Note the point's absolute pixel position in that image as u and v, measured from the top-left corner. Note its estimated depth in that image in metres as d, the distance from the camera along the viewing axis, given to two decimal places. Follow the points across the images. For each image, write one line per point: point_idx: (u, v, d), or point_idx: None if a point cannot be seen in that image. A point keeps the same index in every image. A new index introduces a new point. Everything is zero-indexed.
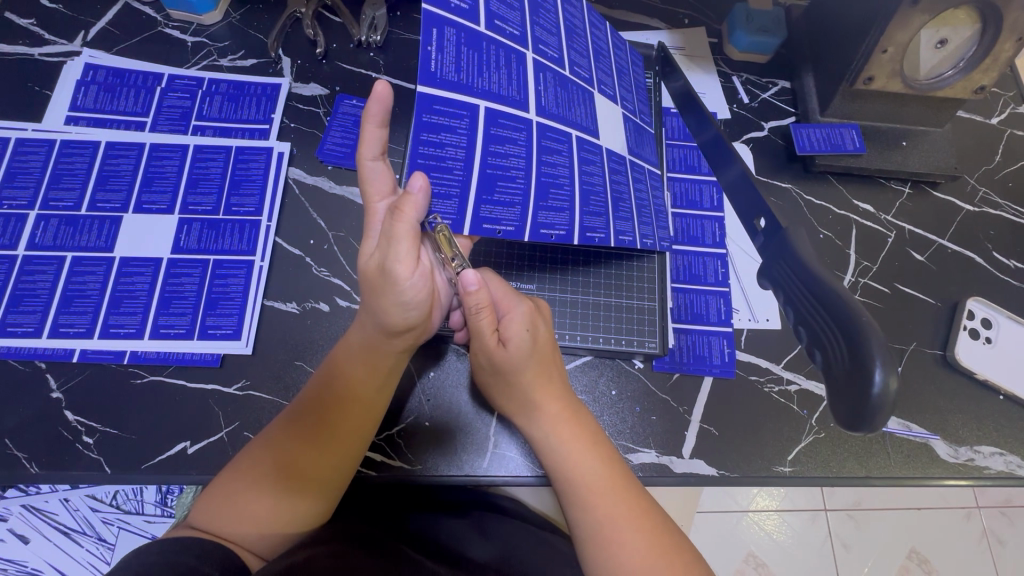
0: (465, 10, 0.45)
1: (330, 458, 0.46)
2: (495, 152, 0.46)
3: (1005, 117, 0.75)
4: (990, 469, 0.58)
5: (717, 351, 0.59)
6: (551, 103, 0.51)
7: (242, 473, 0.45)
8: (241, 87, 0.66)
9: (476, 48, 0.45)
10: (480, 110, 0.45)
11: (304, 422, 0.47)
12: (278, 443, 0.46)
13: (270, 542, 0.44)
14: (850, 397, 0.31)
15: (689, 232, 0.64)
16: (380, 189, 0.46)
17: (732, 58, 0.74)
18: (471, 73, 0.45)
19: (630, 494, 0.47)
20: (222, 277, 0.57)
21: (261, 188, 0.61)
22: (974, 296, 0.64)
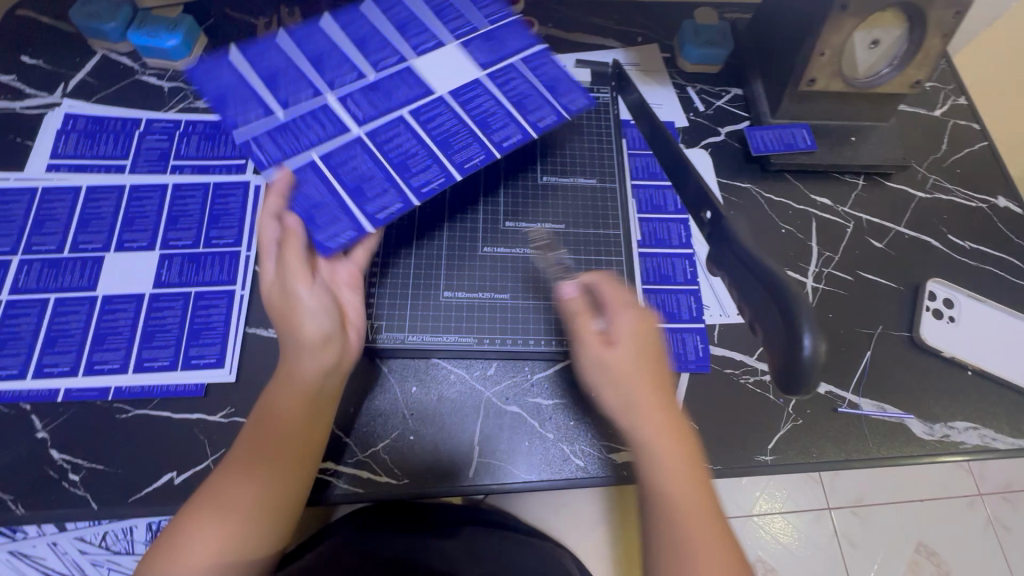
0: (257, 116, 0.50)
1: (266, 502, 0.46)
2: (359, 193, 0.49)
3: (947, 108, 0.79)
4: (966, 444, 0.59)
5: (691, 347, 0.61)
6: (414, 141, 0.52)
7: (179, 529, 0.45)
8: (217, 125, 0.68)
9: (289, 131, 0.50)
10: (320, 166, 0.50)
11: (251, 456, 0.47)
12: (229, 482, 0.46)
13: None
14: (786, 363, 0.33)
15: (656, 235, 0.66)
16: (273, 236, 0.50)
17: (685, 71, 0.78)
18: (286, 149, 0.49)
19: (717, 520, 0.45)
20: (203, 308, 0.59)
21: (239, 220, 0.63)
22: (934, 279, 0.67)
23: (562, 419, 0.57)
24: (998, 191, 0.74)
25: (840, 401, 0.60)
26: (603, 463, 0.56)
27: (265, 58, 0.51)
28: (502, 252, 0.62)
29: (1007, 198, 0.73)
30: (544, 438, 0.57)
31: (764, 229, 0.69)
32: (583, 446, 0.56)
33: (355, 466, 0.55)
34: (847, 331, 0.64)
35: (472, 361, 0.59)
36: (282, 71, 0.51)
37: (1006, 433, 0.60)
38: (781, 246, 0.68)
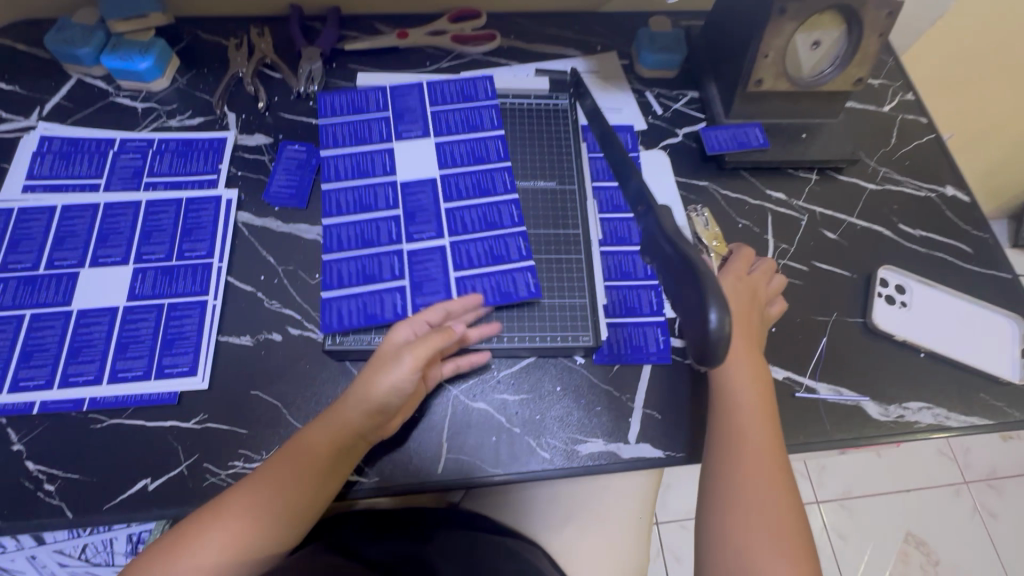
0: (395, 312, 0.59)
1: (248, 550, 0.47)
2: (498, 260, 0.63)
3: (895, 104, 0.82)
4: (920, 424, 0.62)
5: (652, 340, 0.63)
6: (480, 220, 0.65)
7: (195, 525, 0.47)
8: (189, 143, 0.70)
9: (418, 290, 0.61)
10: (450, 277, 0.62)
11: (296, 463, 0.50)
12: (264, 486, 0.49)
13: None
14: (700, 336, 0.40)
15: (617, 233, 0.68)
16: (434, 315, 0.57)
17: (643, 76, 0.81)
18: (429, 293, 0.61)
19: (772, 443, 0.53)
20: (176, 318, 0.60)
21: (212, 233, 0.65)
22: (886, 266, 0.69)
23: (528, 413, 0.59)
24: (946, 181, 0.77)
25: (798, 386, 0.63)
26: (567, 454, 0.57)
27: (337, 276, 0.61)
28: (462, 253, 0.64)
29: (955, 187, 0.76)
30: (510, 432, 0.58)
31: (721, 225, 0.71)
32: (548, 439, 0.58)
33: None
34: (803, 320, 0.66)
35: None
36: (348, 241, 0.63)
37: (958, 412, 0.62)
38: (739, 240, 0.71)
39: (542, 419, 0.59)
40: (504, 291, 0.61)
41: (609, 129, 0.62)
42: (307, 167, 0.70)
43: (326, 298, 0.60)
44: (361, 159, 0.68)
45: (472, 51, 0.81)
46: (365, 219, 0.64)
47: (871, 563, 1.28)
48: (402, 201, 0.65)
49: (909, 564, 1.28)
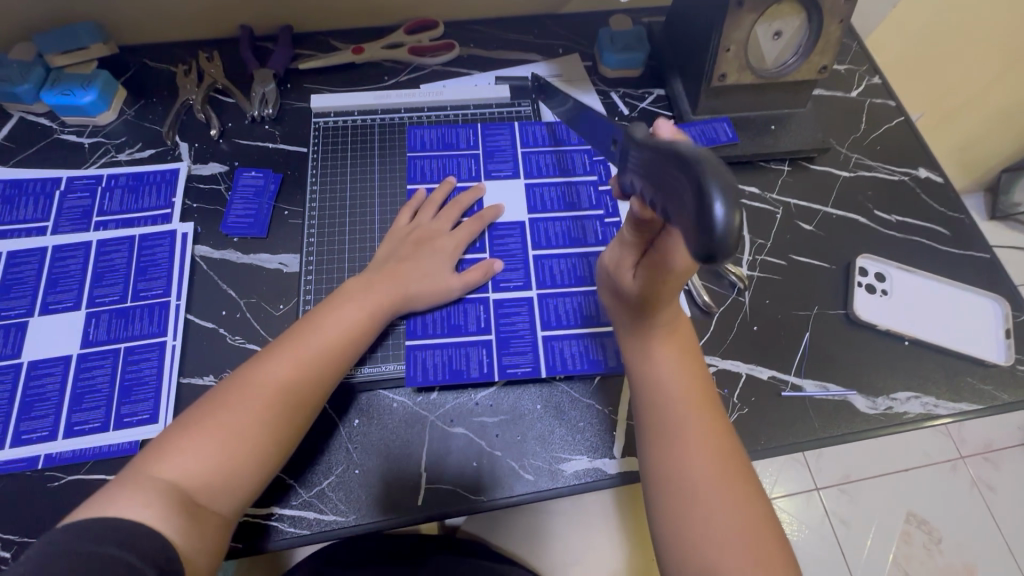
0: (482, 371, 0.59)
1: (253, 442, 0.47)
2: (581, 280, 0.64)
3: (863, 89, 0.81)
4: (909, 414, 0.60)
5: (612, 352, 0.60)
6: (570, 273, 0.64)
7: (183, 430, 0.46)
8: (140, 177, 0.67)
9: (506, 346, 0.60)
10: (538, 335, 0.61)
11: (290, 355, 0.51)
12: (261, 375, 0.50)
13: (186, 536, 0.42)
14: (699, 235, 0.30)
15: (571, 234, 0.66)
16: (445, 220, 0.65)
17: (608, 77, 0.80)
18: (517, 351, 0.60)
19: (719, 440, 0.48)
20: (133, 363, 0.57)
21: (168, 270, 0.62)
22: (865, 254, 0.68)
23: (510, 436, 0.57)
24: (918, 163, 0.76)
25: (784, 385, 0.61)
26: (553, 474, 0.55)
27: (423, 325, 0.60)
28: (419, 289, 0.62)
29: (928, 169, 0.76)
30: (492, 456, 0.56)
31: None
32: (532, 460, 0.56)
33: (300, 507, 0.53)
34: (785, 315, 0.65)
35: (412, 387, 0.59)
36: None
37: (946, 398, 0.61)
38: None
39: (523, 439, 0.57)
40: (591, 358, 0.60)
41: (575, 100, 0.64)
42: (267, 194, 0.67)
43: (411, 345, 0.59)
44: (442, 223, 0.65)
45: (430, 62, 0.79)
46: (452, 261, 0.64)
47: (875, 545, 1.28)
48: (490, 245, 0.65)
49: (911, 543, 1.28)
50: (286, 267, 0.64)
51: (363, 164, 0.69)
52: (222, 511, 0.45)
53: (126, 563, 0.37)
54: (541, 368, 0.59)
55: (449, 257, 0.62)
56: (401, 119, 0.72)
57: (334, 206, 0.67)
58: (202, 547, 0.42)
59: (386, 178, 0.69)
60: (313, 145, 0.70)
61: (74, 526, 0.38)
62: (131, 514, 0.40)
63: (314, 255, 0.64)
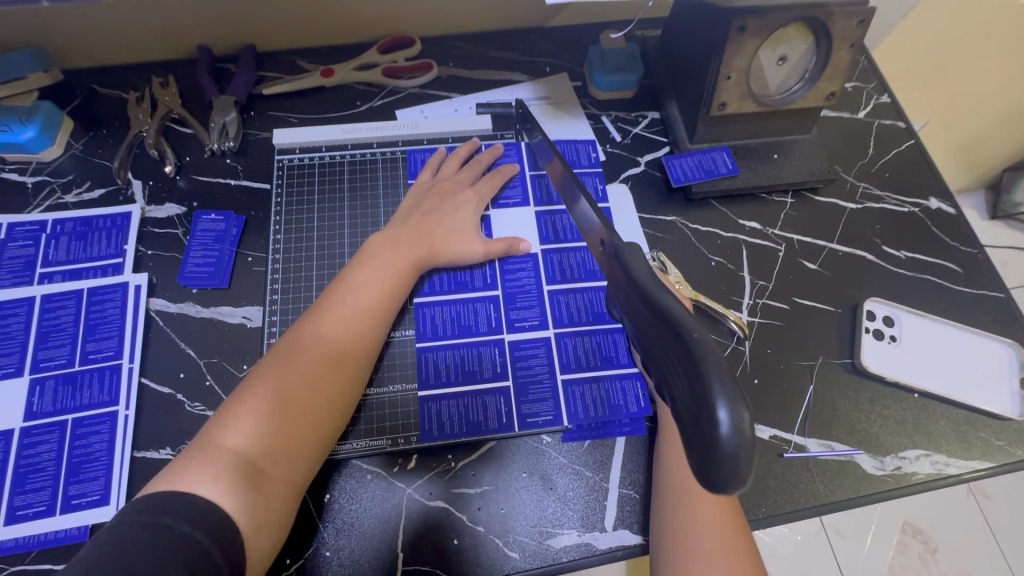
0: (500, 422, 0.55)
1: (308, 404, 0.47)
2: (599, 319, 0.60)
3: (871, 108, 0.76)
4: (919, 475, 0.57)
5: (633, 398, 0.57)
6: (587, 310, 0.60)
7: (239, 400, 0.46)
8: (89, 222, 0.62)
9: (524, 394, 0.56)
10: (558, 380, 0.57)
11: (337, 316, 0.51)
12: (310, 336, 0.49)
13: (249, 513, 0.41)
14: (699, 445, 0.27)
15: (585, 266, 0.62)
16: (467, 176, 0.64)
17: (599, 99, 0.74)
18: (536, 399, 0.56)
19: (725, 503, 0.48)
20: (82, 437, 0.53)
21: (119, 329, 0.57)
22: (872, 297, 0.64)
23: (493, 508, 0.53)
24: (929, 192, 0.71)
25: (786, 445, 0.57)
26: (540, 552, 0.51)
27: (435, 371, 0.56)
28: (410, 335, 0.58)
29: (940, 199, 0.71)
30: (473, 532, 0.52)
31: (692, 264, 0.65)
32: (517, 536, 0.52)
33: None
34: (788, 366, 0.61)
35: (391, 456, 0.54)
36: (443, 328, 0.58)
37: (958, 456, 0.58)
38: (713, 280, 0.65)
39: (509, 511, 0.52)
40: (612, 404, 0.56)
41: (551, 145, 0.58)
42: (228, 239, 0.62)
43: (424, 397, 0.56)
44: (460, 309, 0.59)
45: (407, 84, 0.72)
46: (460, 301, 0.60)
47: (871, 554, 1.21)
48: (501, 282, 0.61)
49: (908, 554, 1.20)
50: (249, 321, 0.59)
51: (332, 206, 0.64)
52: (284, 476, 0.44)
53: (193, 540, 0.36)
54: (563, 417, 0.56)
55: (471, 213, 0.62)
56: (398, 152, 0.67)
57: (299, 251, 0.61)
58: (265, 517, 0.42)
59: (355, 221, 0.63)
60: (276, 185, 0.64)
61: (146, 496, 0.38)
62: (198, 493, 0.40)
63: (278, 309, 0.59)
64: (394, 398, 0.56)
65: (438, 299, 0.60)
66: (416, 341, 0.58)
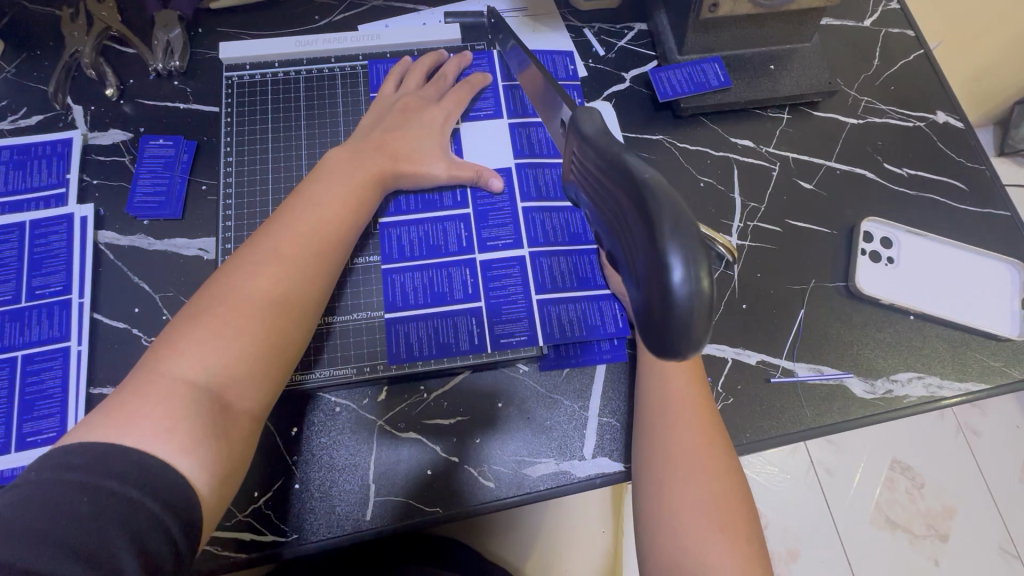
0: (472, 343, 0.52)
1: (266, 333, 0.43)
2: (575, 240, 0.56)
3: (878, 16, 0.70)
4: (910, 398, 0.55)
5: (610, 317, 0.54)
6: (563, 230, 0.56)
7: (187, 329, 0.42)
8: (27, 150, 0.57)
9: (497, 314, 0.53)
10: (533, 300, 0.54)
11: (293, 239, 0.47)
12: (261, 260, 0.45)
13: (210, 464, 0.38)
14: (655, 296, 0.26)
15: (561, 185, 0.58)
16: (434, 91, 0.59)
17: (580, 10, 0.67)
18: (510, 320, 0.53)
19: (708, 431, 0.46)
20: (34, 373, 0.50)
21: (66, 262, 0.53)
22: (870, 217, 0.60)
23: (469, 438, 0.51)
24: (937, 105, 0.66)
25: (774, 370, 0.55)
26: (516, 481, 0.50)
27: (403, 294, 0.53)
28: (375, 261, 0.54)
29: (947, 112, 0.66)
30: (448, 462, 0.50)
31: (678, 186, 0.61)
32: (493, 465, 0.50)
33: (236, 528, 0.47)
34: (777, 290, 0.57)
35: (357, 386, 0.51)
36: (410, 249, 0.55)
37: (951, 378, 0.56)
38: (702, 203, 0.61)
39: (482, 441, 0.51)
40: (589, 324, 0.54)
41: (524, 48, 0.53)
42: (178, 167, 0.57)
43: (390, 319, 0.53)
44: (429, 230, 0.56)
45: None
46: (428, 221, 0.56)
47: (861, 492, 1.16)
48: (472, 201, 0.57)
49: (895, 490, 1.16)
50: (206, 253, 0.55)
51: (288, 128, 0.59)
52: (248, 408, 0.42)
53: (137, 502, 0.33)
54: (538, 337, 0.53)
55: (438, 128, 0.57)
56: (358, 66, 0.62)
57: (255, 174, 0.57)
58: (233, 453, 0.40)
59: (314, 142, 0.59)
60: (226, 105, 0.59)
61: (83, 447, 0.34)
62: (153, 439, 0.36)
63: (233, 238, 0.55)
64: (359, 327, 0.53)
65: (405, 219, 0.56)
66: (383, 265, 0.54)
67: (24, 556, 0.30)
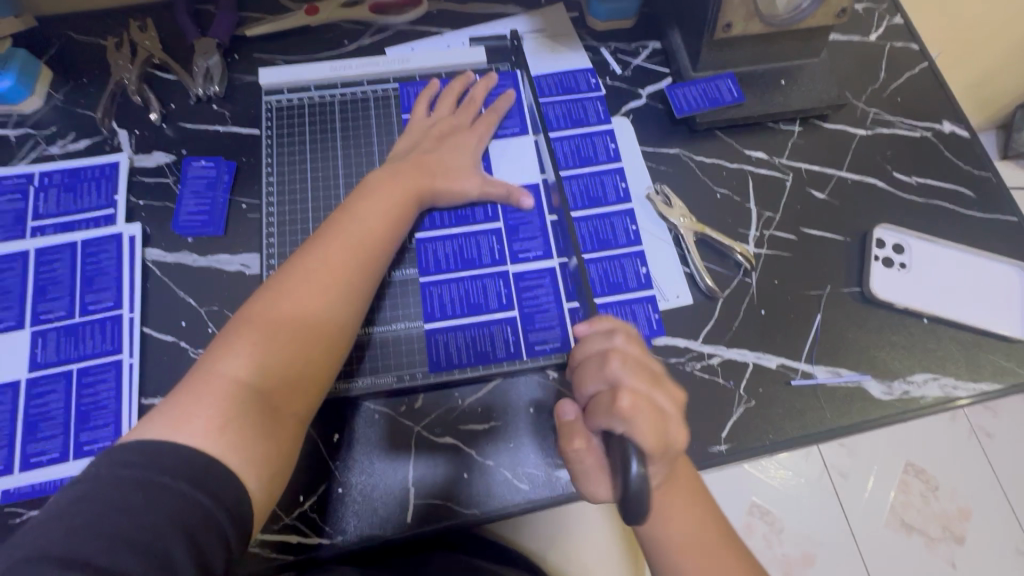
0: (509, 350, 0.55)
1: (314, 340, 0.46)
2: (601, 252, 0.59)
3: (883, 31, 0.73)
4: (926, 398, 0.57)
5: (642, 321, 0.57)
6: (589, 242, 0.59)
7: (240, 334, 0.44)
8: (77, 173, 0.60)
9: (531, 323, 0.56)
10: (564, 309, 0.56)
11: (338, 251, 0.49)
12: (310, 271, 0.48)
13: (258, 462, 0.40)
14: None
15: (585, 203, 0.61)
16: (467, 113, 0.62)
17: (596, 30, 0.71)
18: (543, 327, 0.56)
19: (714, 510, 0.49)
20: (89, 385, 0.53)
21: (116, 279, 0.56)
22: (882, 224, 0.62)
23: (504, 443, 0.53)
24: (942, 116, 0.69)
25: (794, 373, 0.57)
26: (550, 482, 0.52)
27: (440, 305, 0.56)
28: (412, 274, 0.57)
29: (952, 122, 0.68)
30: (483, 466, 0.52)
31: (696, 197, 0.63)
32: (527, 469, 0.52)
33: (283, 531, 0.49)
34: (795, 297, 0.60)
35: (398, 395, 0.54)
36: (445, 262, 0.57)
37: (966, 379, 0.57)
38: (718, 213, 0.63)
39: (516, 445, 0.53)
40: None
41: None
42: (219, 186, 0.60)
43: (430, 329, 0.55)
44: (461, 243, 0.58)
45: (395, 21, 0.69)
46: (461, 235, 0.59)
47: (876, 497, 1.16)
48: (503, 215, 0.60)
49: (909, 492, 1.16)
50: (248, 269, 0.58)
51: (324, 149, 0.62)
52: (295, 413, 0.44)
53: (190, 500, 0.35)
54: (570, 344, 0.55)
55: (471, 149, 0.60)
56: (389, 89, 0.65)
57: (294, 193, 0.60)
58: (278, 453, 0.42)
59: (349, 161, 0.61)
60: (265, 127, 0.62)
61: (138, 445, 0.36)
62: (204, 438, 0.38)
63: (275, 254, 0.58)
64: (399, 338, 0.55)
65: (438, 233, 0.58)
66: (420, 278, 0.57)
67: (95, 555, 0.31)
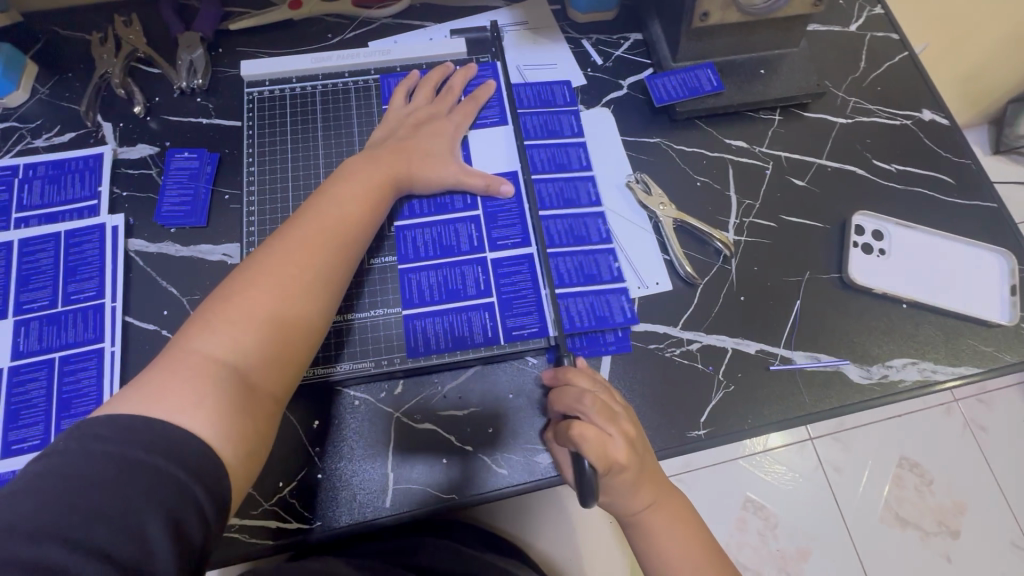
0: (486, 336, 0.55)
1: (290, 319, 0.46)
2: (580, 239, 0.60)
3: (863, 22, 0.73)
4: (905, 382, 0.57)
5: (618, 308, 0.57)
6: (568, 230, 0.60)
7: (216, 311, 0.44)
8: (61, 165, 0.61)
9: (509, 308, 0.56)
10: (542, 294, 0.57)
11: (316, 232, 0.50)
12: (288, 251, 0.48)
13: (235, 440, 0.40)
14: None
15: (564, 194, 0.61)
16: (445, 102, 0.63)
17: (578, 23, 0.71)
18: (521, 313, 0.56)
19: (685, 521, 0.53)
20: (71, 373, 0.53)
21: (99, 269, 0.57)
22: (862, 211, 0.63)
23: (482, 427, 0.53)
24: (922, 104, 0.69)
25: (773, 358, 0.57)
26: (528, 466, 0.52)
27: (419, 291, 0.56)
28: (391, 261, 0.57)
29: (932, 110, 0.69)
30: (462, 451, 0.52)
31: (676, 185, 0.64)
32: (505, 453, 0.52)
33: (262, 516, 0.50)
34: (775, 283, 0.60)
35: (377, 379, 0.54)
36: (425, 249, 0.58)
37: (945, 363, 0.58)
38: (699, 201, 0.63)
39: (495, 430, 0.53)
40: (599, 314, 0.57)
41: None
42: (202, 177, 0.61)
43: (409, 315, 0.56)
44: (441, 231, 0.59)
45: (377, 15, 0.69)
46: (440, 223, 0.59)
47: (869, 492, 1.16)
48: (482, 203, 0.60)
49: (903, 487, 1.16)
50: (230, 258, 0.58)
51: (305, 140, 0.62)
52: (271, 392, 0.45)
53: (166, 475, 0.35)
54: (548, 329, 0.56)
55: (449, 137, 0.61)
56: (370, 80, 0.65)
57: (275, 182, 0.60)
58: (255, 432, 0.42)
59: (329, 151, 0.62)
60: (247, 118, 0.63)
61: (112, 420, 0.37)
62: (179, 415, 0.39)
63: (255, 242, 0.58)
64: (377, 323, 0.55)
65: (416, 222, 0.59)
66: (399, 264, 0.57)
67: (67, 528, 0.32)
